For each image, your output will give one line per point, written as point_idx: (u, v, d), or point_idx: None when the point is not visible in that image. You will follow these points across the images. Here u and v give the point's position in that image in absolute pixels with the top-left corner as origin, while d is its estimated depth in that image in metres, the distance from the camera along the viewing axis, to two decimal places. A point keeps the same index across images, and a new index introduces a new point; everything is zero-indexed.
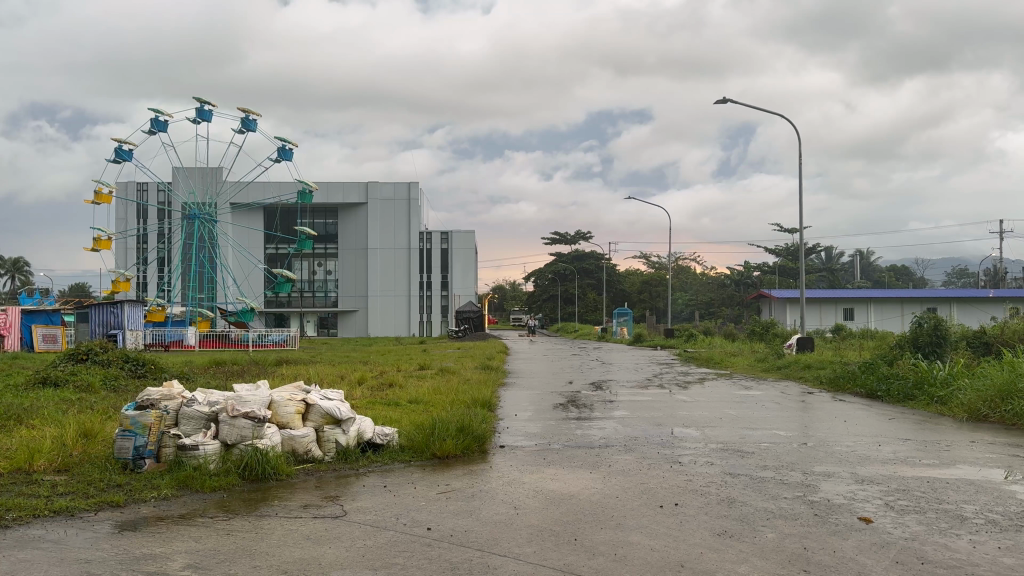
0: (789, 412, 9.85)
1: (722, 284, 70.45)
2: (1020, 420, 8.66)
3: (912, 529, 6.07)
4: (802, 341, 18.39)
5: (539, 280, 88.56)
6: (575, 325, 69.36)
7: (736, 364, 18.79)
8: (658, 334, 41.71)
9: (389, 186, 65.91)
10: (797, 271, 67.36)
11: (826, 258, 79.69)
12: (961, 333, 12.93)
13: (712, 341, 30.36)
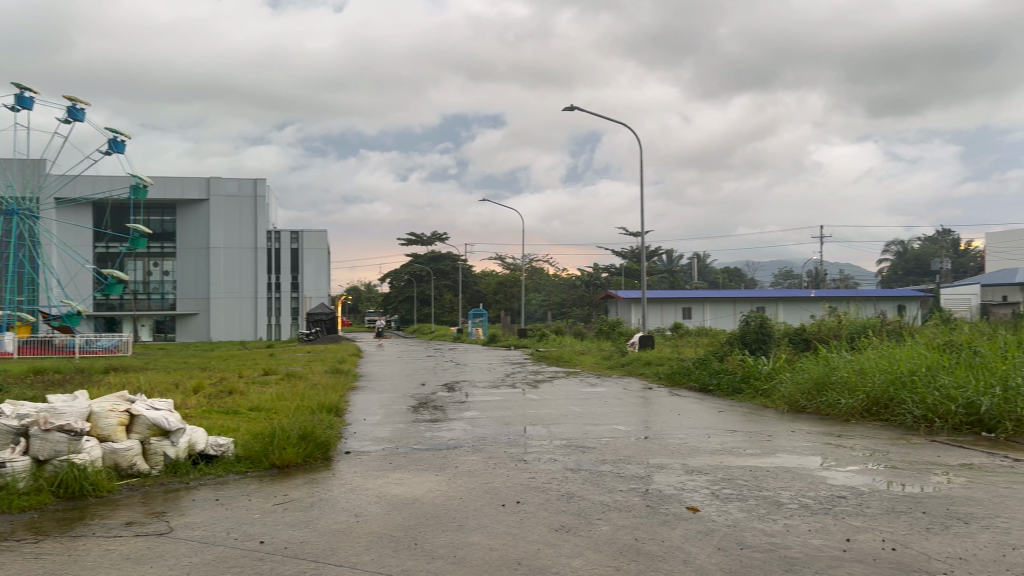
0: (630, 407, 10.25)
1: (572, 284, 72.59)
2: (831, 411, 9.48)
3: (734, 516, 6.48)
4: (643, 338, 19.31)
5: (396, 280, 88.02)
6: (430, 327, 69.18)
7: (584, 361, 19.60)
8: (509, 335, 42.38)
9: (234, 182, 63.39)
10: (640, 272, 70.36)
11: (668, 260, 83.74)
12: (785, 330, 13.86)
13: (560, 341, 31.12)
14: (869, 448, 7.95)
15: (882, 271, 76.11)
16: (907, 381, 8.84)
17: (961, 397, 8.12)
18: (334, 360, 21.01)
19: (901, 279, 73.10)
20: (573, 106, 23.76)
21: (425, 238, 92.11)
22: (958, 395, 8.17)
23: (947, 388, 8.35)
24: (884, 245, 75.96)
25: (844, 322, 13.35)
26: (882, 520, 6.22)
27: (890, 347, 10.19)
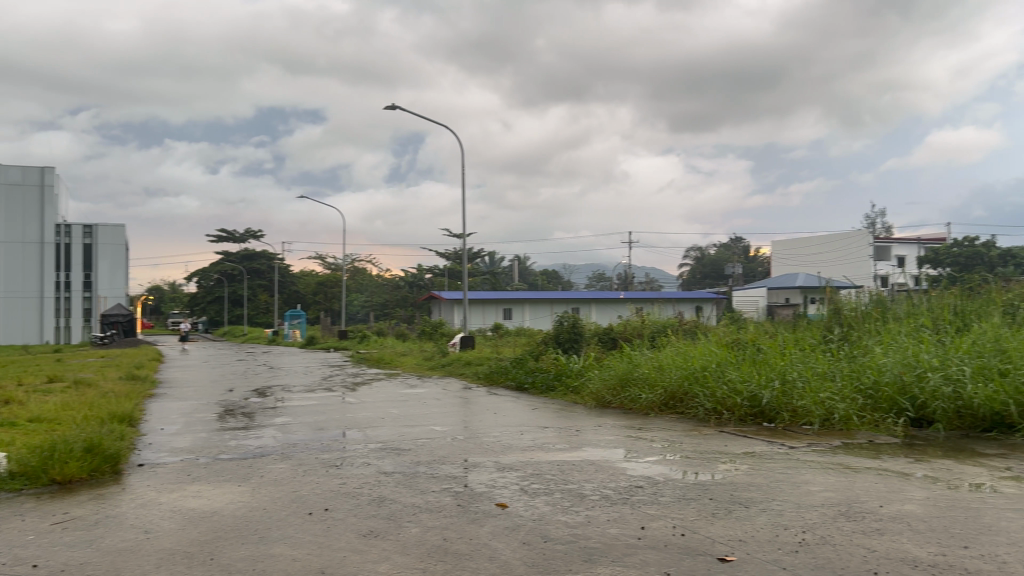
0: (449, 408, 10.36)
1: (395, 284, 72.00)
2: (633, 405, 10.09)
3: (539, 510, 6.72)
4: (464, 339, 19.79)
5: (204, 280, 83.39)
6: (244, 330, 65.98)
7: (405, 362, 19.59)
8: (328, 337, 41.43)
9: (17, 170, 56.42)
10: (462, 273, 71.22)
11: (490, 262, 85.37)
12: (595, 329, 14.56)
13: (381, 343, 30.98)
14: (666, 440, 8.48)
15: (685, 274, 81.99)
16: (701, 376, 9.55)
17: (746, 390, 8.87)
18: (132, 365, 19.46)
19: (700, 283, 79.12)
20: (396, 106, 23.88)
21: (238, 236, 87.75)
22: (744, 389, 8.92)
23: (735, 382, 9.10)
24: (685, 252, 81.78)
25: (647, 322, 14.21)
26: (674, 508, 6.64)
27: (687, 345, 10.98)
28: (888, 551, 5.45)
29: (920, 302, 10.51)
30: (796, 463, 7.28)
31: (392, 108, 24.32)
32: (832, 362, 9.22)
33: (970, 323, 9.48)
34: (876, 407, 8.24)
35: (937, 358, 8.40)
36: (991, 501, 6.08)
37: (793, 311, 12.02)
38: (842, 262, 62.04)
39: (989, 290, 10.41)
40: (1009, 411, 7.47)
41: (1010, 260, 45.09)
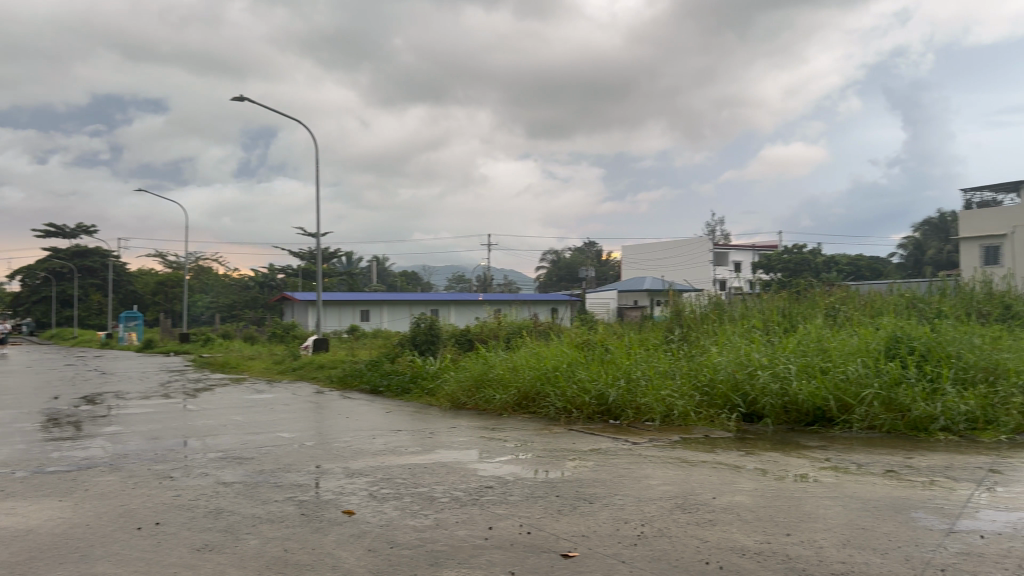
0: (299, 413, 10.07)
1: (246, 284, 69.04)
2: (488, 406, 10.22)
3: (387, 515, 6.64)
4: (316, 341, 19.46)
5: (28, 278, 76.52)
6: (74, 332, 60.91)
7: (252, 366, 18.88)
8: (168, 340, 39.16)
9: None
10: (317, 272, 69.26)
11: (347, 263, 83.52)
12: (452, 330, 14.62)
13: (227, 346, 29.71)
14: (518, 439, 8.61)
15: (541, 277, 83.85)
16: (552, 376, 9.78)
17: (594, 389, 9.17)
18: None
19: (556, 285, 81.22)
20: (245, 98, 23.06)
21: (67, 230, 81.08)
22: (592, 388, 9.22)
23: (583, 381, 9.38)
24: (541, 255, 83.56)
25: (502, 323, 14.41)
26: (521, 506, 6.69)
27: (540, 346, 11.23)
28: (719, 542, 5.68)
29: (753, 305, 11.27)
30: (638, 458, 7.52)
31: (241, 97, 23.21)
32: (673, 361, 9.69)
33: (795, 325, 10.27)
34: (712, 403, 8.72)
35: (767, 357, 9.02)
36: (812, 491, 6.31)
37: (642, 312, 12.57)
38: (685, 266, 65.63)
39: (814, 293, 11.33)
40: (829, 405, 8.14)
41: (829, 267, 49.47)
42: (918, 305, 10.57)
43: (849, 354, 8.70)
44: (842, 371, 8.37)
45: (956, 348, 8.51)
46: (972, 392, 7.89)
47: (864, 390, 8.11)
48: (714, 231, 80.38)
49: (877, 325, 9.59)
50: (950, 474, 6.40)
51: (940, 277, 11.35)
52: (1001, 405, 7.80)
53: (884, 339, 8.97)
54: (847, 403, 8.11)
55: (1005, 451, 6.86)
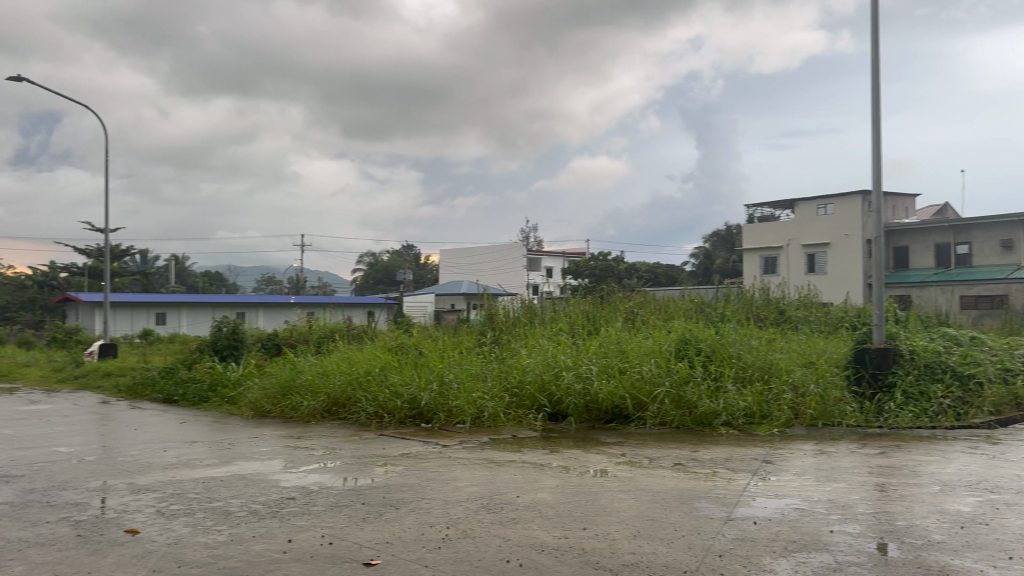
0: (80, 425, 9.22)
1: (20, 284, 61.90)
2: (294, 413, 9.92)
3: (176, 533, 6.22)
4: (103, 347, 18.00)
5: None
6: None
7: (26, 374, 17.05)
8: None
9: None
10: (106, 272, 63.48)
11: (142, 263, 77.45)
12: (257, 334, 14.05)
13: None
14: (325, 447, 8.38)
15: (356, 280, 81.96)
16: (363, 380, 9.65)
17: (405, 393, 9.14)
18: None
19: (372, 288, 79.65)
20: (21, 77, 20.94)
21: None
22: (403, 391, 9.18)
23: (395, 386, 9.32)
24: (358, 255, 81.88)
25: (313, 327, 14.04)
26: (323, 517, 6.46)
27: (352, 350, 11.04)
28: (520, 539, 5.59)
29: (560, 308, 11.75)
30: (448, 461, 7.57)
31: (19, 79, 20.87)
32: (484, 363, 9.88)
33: (599, 327, 10.83)
34: (520, 404, 8.99)
35: (572, 359, 9.42)
36: (607, 485, 6.51)
37: (457, 315, 12.73)
38: (501, 271, 67.25)
39: (616, 298, 12.00)
40: (626, 403, 8.65)
41: (631, 274, 52.62)
42: (706, 310, 11.51)
43: (645, 355, 9.29)
44: (638, 371, 8.90)
45: (736, 349, 9.31)
46: (750, 389, 8.68)
47: (656, 389, 8.67)
48: (529, 238, 82.90)
49: (670, 328, 10.31)
50: (730, 465, 6.88)
51: (726, 283, 12.42)
52: (773, 401, 8.65)
53: (676, 340, 9.64)
54: (642, 400, 8.66)
55: (775, 442, 7.61)
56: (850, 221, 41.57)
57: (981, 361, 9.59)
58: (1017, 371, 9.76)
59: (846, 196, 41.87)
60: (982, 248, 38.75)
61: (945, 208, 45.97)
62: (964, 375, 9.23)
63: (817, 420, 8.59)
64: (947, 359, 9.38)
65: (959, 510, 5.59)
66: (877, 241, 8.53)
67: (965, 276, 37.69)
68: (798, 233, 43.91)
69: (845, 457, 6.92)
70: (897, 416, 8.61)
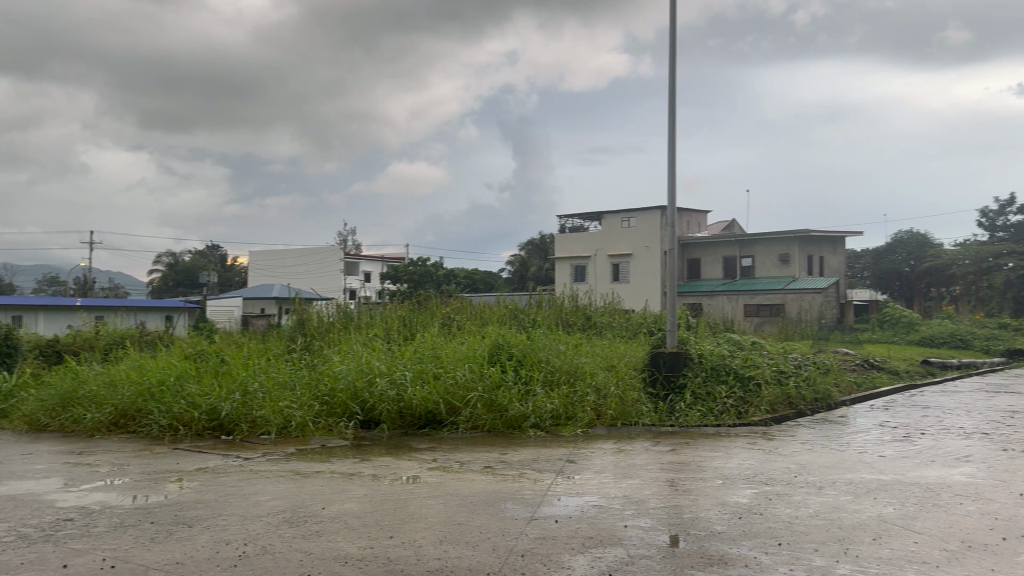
0: None
1: None
2: (76, 426, 9.14)
3: None
4: None
5: None
6: None
7: None
8: None
9: None
10: None
11: None
12: (35, 340, 12.78)
13: None
14: (112, 463, 7.77)
15: (154, 282, 76.25)
16: (157, 391, 9.04)
17: (204, 404, 8.66)
18: None
19: (173, 290, 74.50)
20: None
21: None
22: (202, 402, 8.69)
23: (193, 395, 8.81)
24: (156, 255, 76.13)
25: (101, 333, 13.00)
26: (106, 538, 5.97)
27: (144, 358, 10.30)
28: (322, 552, 5.32)
29: (377, 314, 11.65)
30: (251, 475, 7.24)
31: None
32: (293, 370, 9.60)
33: (415, 333, 10.85)
34: (331, 413, 8.80)
35: (385, 364, 9.35)
36: (417, 491, 6.52)
37: (267, 320, 12.26)
38: (315, 275, 65.47)
39: (432, 303, 12.11)
40: (439, 408, 8.73)
41: (448, 280, 53.15)
42: (519, 316, 11.88)
43: (459, 360, 9.41)
44: (452, 376, 9.01)
45: (545, 354, 9.67)
46: (556, 392, 9.07)
47: (469, 394, 8.83)
48: (346, 242, 81.40)
49: (484, 334, 10.52)
50: (536, 466, 7.13)
51: (538, 291, 12.90)
52: (578, 403, 9.08)
53: (489, 345, 9.84)
54: (455, 405, 8.78)
55: (578, 443, 7.97)
56: (649, 234, 44.54)
57: (760, 363, 10.62)
58: (789, 372, 10.87)
59: (647, 210, 44.86)
60: (763, 261, 42.67)
61: (732, 225, 50.52)
62: (745, 377, 10.17)
63: (617, 420, 9.10)
64: (731, 362, 10.30)
65: (738, 501, 6.10)
66: (673, 253, 9.15)
67: (748, 286, 41.41)
68: (605, 243, 46.38)
69: (640, 454, 7.37)
70: (687, 416, 9.33)
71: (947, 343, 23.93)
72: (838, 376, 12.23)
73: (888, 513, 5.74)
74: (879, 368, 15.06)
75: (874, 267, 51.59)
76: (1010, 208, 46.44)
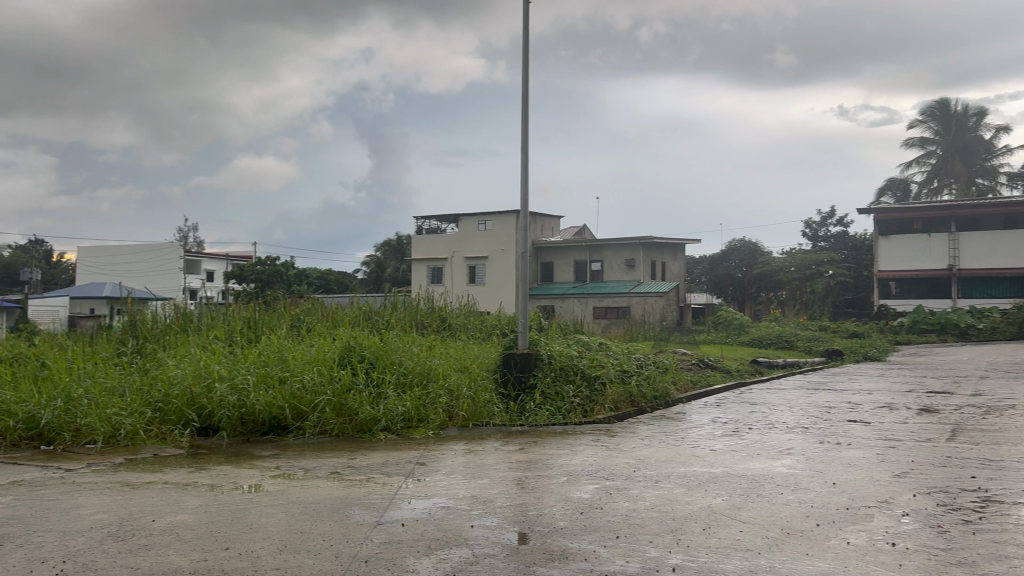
0: None
1: None
2: None
3: None
4: None
5: None
6: None
7: None
8: None
9: None
10: None
11: None
12: None
13: None
14: None
15: None
16: None
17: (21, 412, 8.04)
18: None
19: None
20: None
21: None
22: (18, 411, 8.08)
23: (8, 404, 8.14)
24: None
25: None
26: None
27: None
28: (151, 566, 5.00)
29: (219, 315, 11.19)
30: (73, 487, 6.75)
31: None
32: (125, 376, 9.06)
33: (260, 335, 10.52)
34: (165, 420, 8.38)
35: (226, 369, 8.99)
36: (257, 500, 6.30)
37: (96, 322, 11.49)
38: (152, 274, 61.71)
39: (281, 305, 11.79)
40: (284, 413, 8.49)
41: (300, 280, 51.68)
42: (372, 317, 11.75)
43: (307, 363, 9.21)
44: (298, 381, 8.77)
45: (398, 356, 9.63)
46: (408, 395, 9.05)
47: (316, 398, 8.66)
48: (189, 238, 77.29)
49: (335, 337, 10.32)
50: (384, 470, 7.06)
51: (390, 293, 12.84)
52: (429, 405, 9.10)
53: (339, 348, 9.68)
54: (301, 410, 8.57)
55: (428, 445, 7.99)
56: (504, 237, 45.39)
57: (605, 364, 11.06)
58: (633, 372, 11.38)
59: (502, 214, 45.56)
60: (611, 265, 44.62)
61: (584, 229, 52.29)
62: (591, 377, 10.55)
63: (469, 420, 9.19)
64: (579, 363, 10.67)
65: (581, 497, 6.32)
66: (526, 255, 9.33)
67: (598, 290, 42.90)
68: (461, 246, 46.76)
69: (489, 455, 7.48)
70: (536, 416, 9.57)
71: (774, 343, 25.89)
72: (676, 375, 12.94)
73: (716, 505, 6.12)
74: (714, 367, 16.08)
75: (711, 272, 54.58)
76: (831, 219, 50.37)
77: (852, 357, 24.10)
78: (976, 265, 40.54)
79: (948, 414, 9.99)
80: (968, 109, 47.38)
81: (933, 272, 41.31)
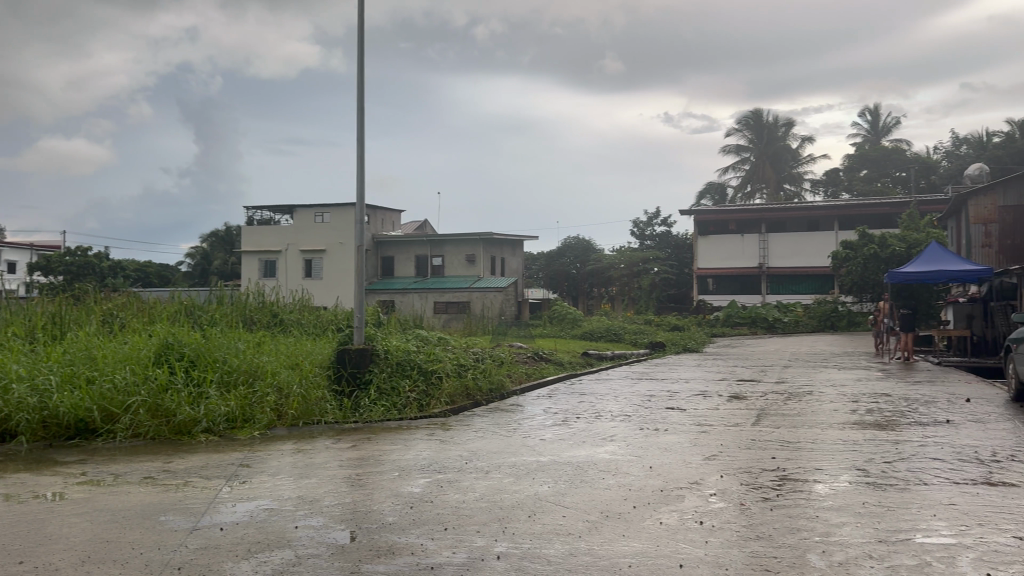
0: None
1: None
2: None
3: None
4: None
5: None
6: None
7: None
8: None
9: None
10: None
11: None
12: None
13: None
14: None
15: None
16: None
17: None
18: None
19: None
20: None
21: None
22: None
23: None
24: None
25: None
26: None
27: None
28: None
29: (19, 310, 10.35)
30: None
31: None
32: None
33: (67, 332, 9.84)
34: None
35: (25, 369, 8.40)
36: (58, 509, 5.87)
37: None
38: None
39: (93, 299, 11.06)
40: (92, 416, 7.99)
41: (116, 273, 48.06)
42: (195, 312, 11.22)
43: (119, 362, 8.72)
44: (108, 381, 8.30)
45: (222, 354, 9.29)
46: (232, 393, 8.74)
47: (129, 399, 8.21)
48: None
49: (152, 333, 9.80)
50: (204, 473, 6.78)
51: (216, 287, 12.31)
52: (256, 404, 8.83)
53: (156, 345, 9.21)
54: (112, 412, 8.10)
55: (255, 446, 7.75)
56: (343, 230, 44.60)
57: (441, 358, 11.16)
58: (468, 366, 11.54)
59: (340, 205, 44.82)
60: (451, 260, 44.93)
61: (425, 224, 52.31)
62: (427, 371, 10.61)
63: (299, 419, 8.97)
64: (414, 358, 10.68)
65: (411, 491, 6.36)
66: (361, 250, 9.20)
67: (438, 285, 43.07)
68: (297, 238, 45.42)
69: (319, 453, 7.36)
70: (371, 411, 9.50)
71: (602, 336, 27.08)
72: (510, 367, 13.22)
73: (543, 492, 6.35)
74: (547, 360, 16.59)
75: (547, 267, 55.93)
76: (656, 220, 53.39)
77: (673, 348, 25.64)
78: (782, 265, 44.13)
79: (754, 400, 10.88)
80: (778, 119, 51.56)
81: (747, 270, 44.53)
